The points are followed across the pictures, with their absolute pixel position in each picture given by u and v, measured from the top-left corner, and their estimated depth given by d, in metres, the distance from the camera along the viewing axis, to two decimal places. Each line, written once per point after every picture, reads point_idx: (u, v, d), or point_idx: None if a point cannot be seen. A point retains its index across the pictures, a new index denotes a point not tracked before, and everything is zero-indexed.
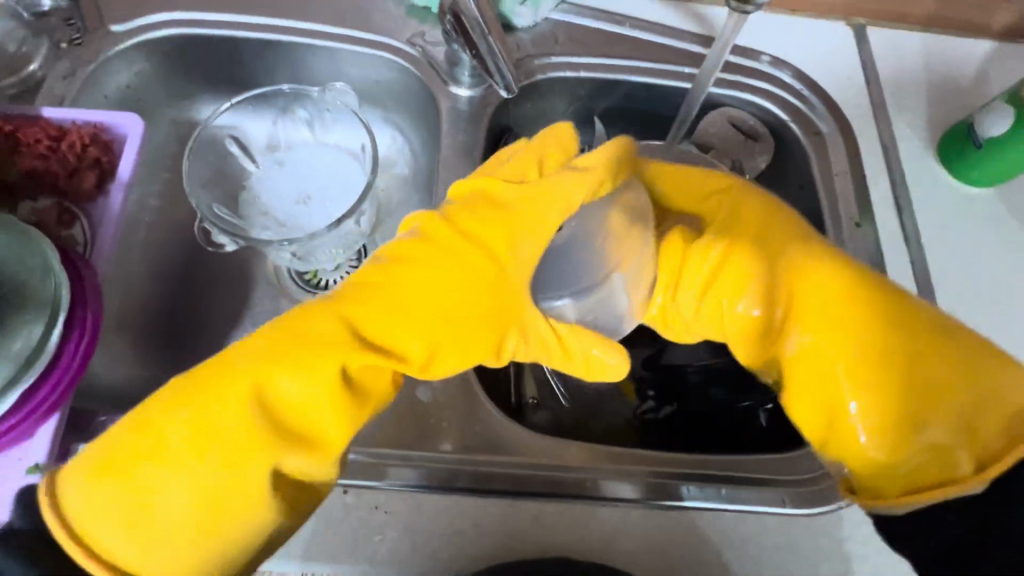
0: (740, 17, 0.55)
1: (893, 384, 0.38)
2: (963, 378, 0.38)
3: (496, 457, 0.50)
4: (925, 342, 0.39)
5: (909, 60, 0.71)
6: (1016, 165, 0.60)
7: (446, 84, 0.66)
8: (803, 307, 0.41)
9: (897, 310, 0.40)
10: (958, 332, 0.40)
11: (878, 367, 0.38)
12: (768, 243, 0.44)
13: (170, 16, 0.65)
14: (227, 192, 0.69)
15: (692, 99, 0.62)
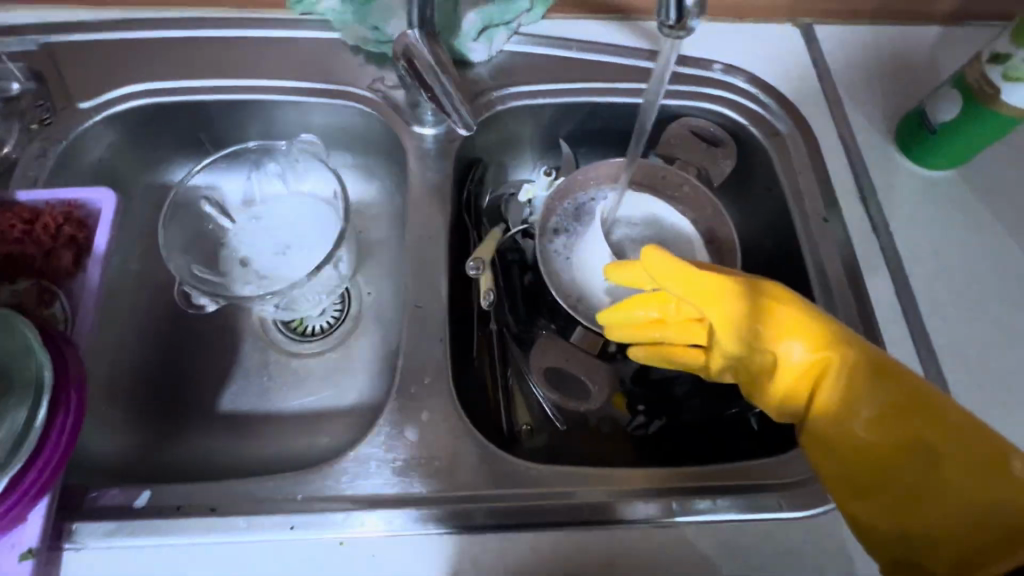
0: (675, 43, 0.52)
1: (911, 490, 0.46)
2: (981, 490, 0.43)
3: (493, 490, 0.51)
4: (947, 458, 0.44)
5: (859, 54, 0.73)
6: (970, 149, 0.61)
7: (410, 125, 0.68)
8: (845, 414, 0.48)
9: (906, 425, 0.46)
10: (968, 437, 0.44)
11: (900, 472, 0.46)
12: (801, 366, 0.50)
13: (135, 88, 0.66)
14: (207, 252, 0.71)
15: (645, 117, 0.61)
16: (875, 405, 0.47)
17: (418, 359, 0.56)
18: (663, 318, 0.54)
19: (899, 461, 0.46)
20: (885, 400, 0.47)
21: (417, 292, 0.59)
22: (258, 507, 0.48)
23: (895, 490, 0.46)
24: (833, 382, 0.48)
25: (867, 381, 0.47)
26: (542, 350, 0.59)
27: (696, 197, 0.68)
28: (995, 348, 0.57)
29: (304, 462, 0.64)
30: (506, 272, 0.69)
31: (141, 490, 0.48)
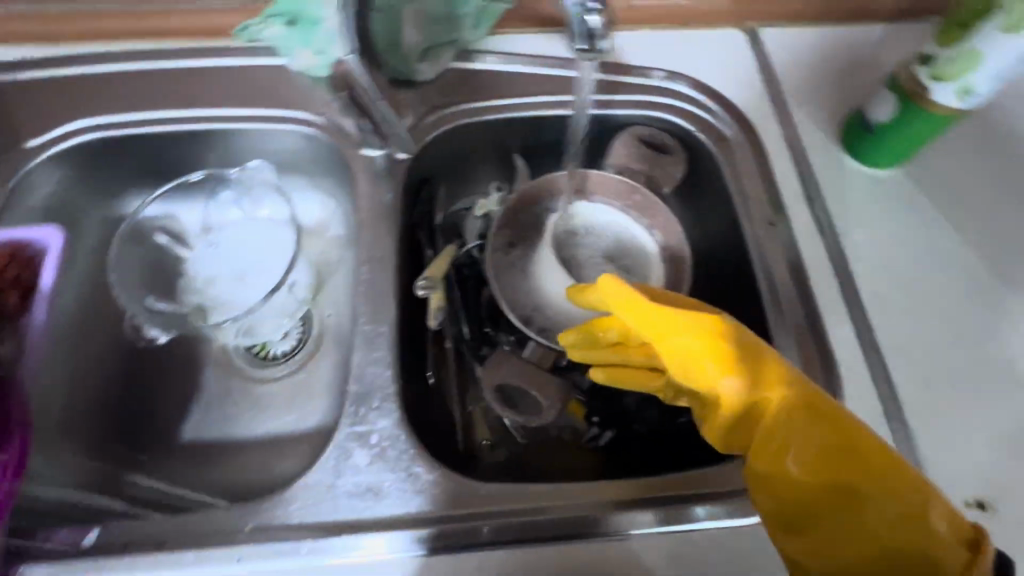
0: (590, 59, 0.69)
1: (841, 533, 0.46)
2: (900, 537, 0.44)
3: (476, 509, 0.51)
4: (876, 504, 0.45)
5: (804, 55, 0.73)
6: (911, 148, 0.62)
7: (358, 147, 0.68)
8: (781, 453, 0.48)
9: (840, 470, 0.46)
10: (896, 485, 0.45)
11: (830, 515, 0.46)
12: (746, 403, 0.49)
13: (82, 123, 0.67)
14: (164, 282, 0.71)
15: (575, 125, 0.71)
16: (812, 447, 0.47)
17: (369, 382, 0.56)
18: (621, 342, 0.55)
19: (828, 498, 0.46)
20: (821, 443, 0.47)
21: (367, 314, 0.59)
22: (208, 540, 0.48)
23: (825, 531, 0.46)
24: (774, 421, 0.48)
25: (812, 423, 0.47)
26: (495, 365, 0.59)
27: (647, 205, 0.69)
28: (941, 345, 0.58)
29: (268, 488, 0.64)
30: (462, 287, 0.68)
31: (90, 529, 0.48)
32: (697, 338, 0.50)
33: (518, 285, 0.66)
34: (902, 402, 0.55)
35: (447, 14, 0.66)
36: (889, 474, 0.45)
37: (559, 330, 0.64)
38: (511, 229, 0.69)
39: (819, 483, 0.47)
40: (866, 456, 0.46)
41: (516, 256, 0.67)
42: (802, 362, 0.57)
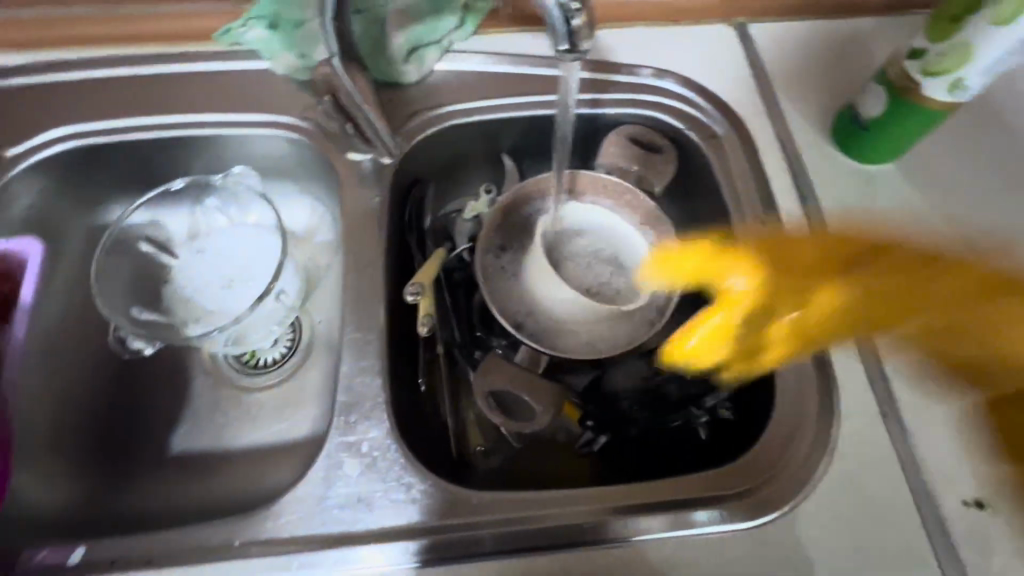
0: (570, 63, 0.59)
1: (999, 360, 0.54)
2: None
3: (473, 518, 0.50)
4: (1010, 327, 0.53)
5: (794, 50, 0.72)
6: (901, 142, 0.61)
7: (344, 151, 0.67)
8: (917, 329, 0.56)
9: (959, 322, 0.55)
10: (999, 292, 0.55)
11: (963, 344, 0.55)
12: (860, 316, 0.57)
13: (62, 131, 0.65)
14: (149, 291, 0.70)
15: (563, 122, 0.65)
16: (935, 322, 0.56)
17: (358, 391, 0.55)
18: (727, 319, 0.59)
19: (975, 359, 0.55)
20: (937, 322, 0.56)
21: (356, 322, 0.58)
22: (197, 555, 0.48)
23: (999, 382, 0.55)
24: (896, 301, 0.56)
25: (928, 283, 0.55)
26: (486, 372, 0.59)
27: (639, 205, 0.68)
28: (935, 342, 0.57)
29: (260, 499, 0.64)
30: (451, 292, 0.67)
31: (76, 546, 0.47)
32: (767, 281, 0.58)
33: (508, 288, 0.66)
34: (895, 400, 0.55)
35: (430, 16, 0.68)
36: (989, 300, 0.54)
37: (551, 334, 0.64)
38: (501, 232, 0.69)
39: (953, 350, 0.56)
40: (968, 285, 0.55)
41: (506, 259, 0.68)
42: (795, 361, 0.56)
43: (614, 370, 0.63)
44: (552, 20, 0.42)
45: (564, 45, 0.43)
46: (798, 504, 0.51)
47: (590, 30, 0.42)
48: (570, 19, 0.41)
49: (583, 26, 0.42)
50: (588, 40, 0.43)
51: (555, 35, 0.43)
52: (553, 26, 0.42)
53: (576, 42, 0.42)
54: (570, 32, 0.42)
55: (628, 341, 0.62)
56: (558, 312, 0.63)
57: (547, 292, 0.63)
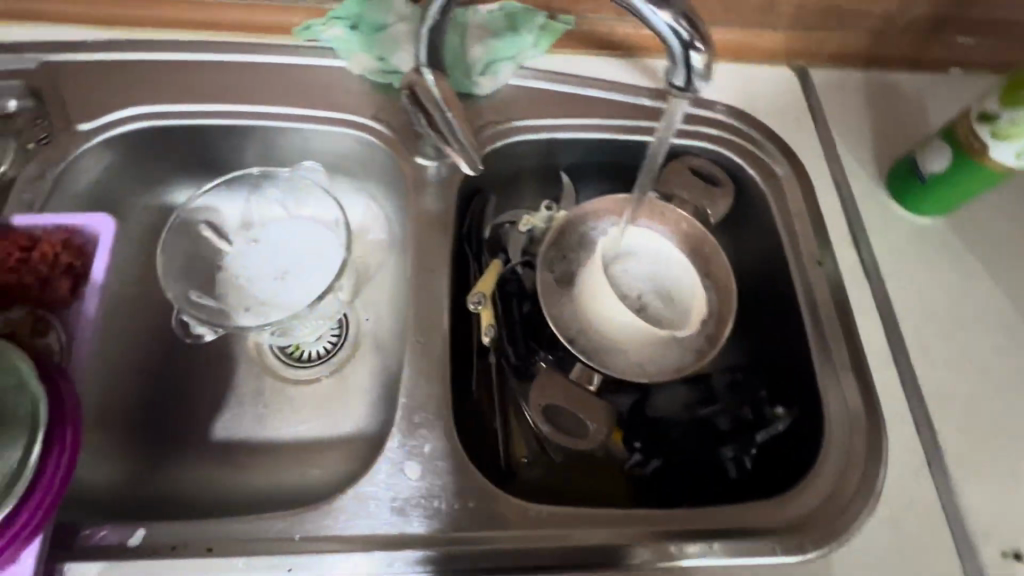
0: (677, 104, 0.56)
1: None
2: None
3: (527, 531, 0.51)
4: None
5: (854, 98, 0.75)
6: (956, 199, 0.63)
7: (412, 155, 0.68)
8: None
9: None
10: None
11: None
12: None
13: (136, 110, 0.66)
14: (203, 275, 0.70)
15: (655, 154, 0.65)
16: None
17: (419, 394, 0.56)
18: None
19: None
20: None
21: (419, 326, 0.59)
22: (256, 547, 0.48)
23: None
24: None
25: None
26: (541, 387, 0.59)
27: (693, 235, 0.69)
28: (979, 394, 0.59)
29: (300, 494, 0.63)
30: (504, 302, 0.68)
31: (136, 528, 0.48)
32: None
33: (561, 302, 0.66)
34: (941, 447, 0.56)
35: (507, 32, 0.69)
36: None
37: (600, 352, 0.64)
38: (557, 249, 0.70)
39: None
40: None
41: (560, 272, 0.69)
42: (843, 401, 0.58)
43: (657, 394, 0.64)
44: (673, 59, 0.43)
45: (679, 83, 0.45)
46: (843, 542, 0.52)
47: (709, 73, 0.44)
48: (691, 61, 0.43)
49: (701, 69, 0.43)
50: (704, 80, 0.44)
51: (673, 72, 0.44)
52: (672, 62, 0.44)
53: (692, 82, 0.44)
54: (688, 73, 0.43)
55: (677, 367, 0.64)
56: (613, 332, 0.64)
57: (605, 309, 0.63)
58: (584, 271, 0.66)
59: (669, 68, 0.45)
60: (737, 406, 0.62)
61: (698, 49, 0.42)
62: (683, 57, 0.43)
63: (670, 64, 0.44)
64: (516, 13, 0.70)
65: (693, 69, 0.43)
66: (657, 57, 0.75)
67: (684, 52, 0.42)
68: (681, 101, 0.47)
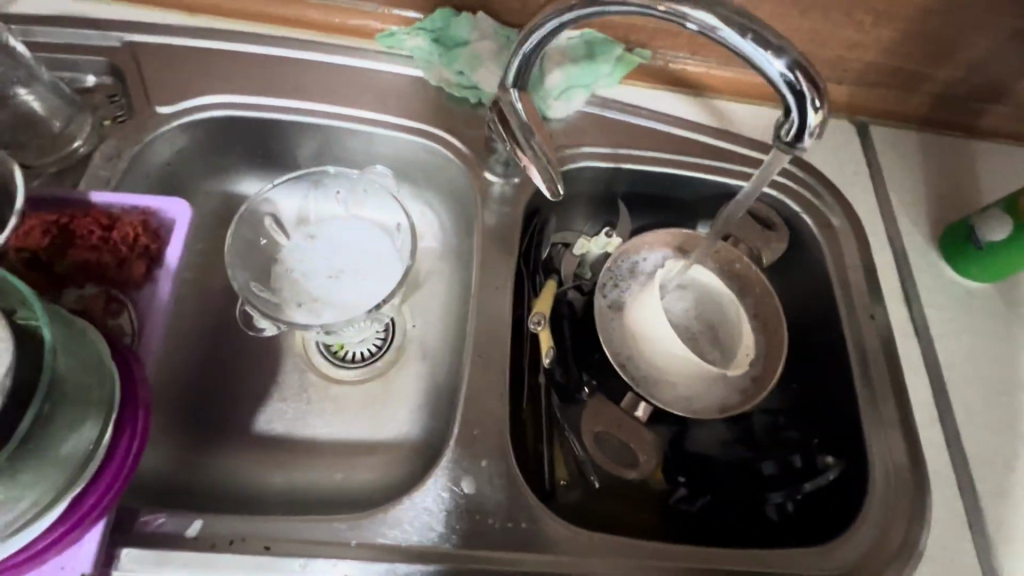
0: (779, 156, 0.53)
1: None
2: None
3: (578, 558, 0.52)
4: None
5: (911, 157, 0.76)
6: (1008, 267, 0.65)
7: (481, 170, 0.69)
8: None
9: None
10: None
11: None
12: None
13: (214, 97, 0.66)
14: (259, 267, 0.70)
15: (743, 198, 0.61)
16: None
17: (477, 411, 0.57)
18: None
19: None
20: None
21: (480, 343, 0.60)
22: (312, 549, 0.48)
23: None
24: None
25: None
26: (594, 413, 0.64)
27: (747, 276, 0.70)
28: (1020, 462, 0.60)
29: (340, 496, 0.63)
30: (554, 323, 0.69)
31: (193, 520, 0.48)
32: None
33: (613, 327, 0.67)
34: (981, 511, 0.58)
35: (585, 60, 0.70)
36: None
37: (648, 382, 0.64)
38: (611, 274, 0.70)
39: None
40: None
41: (613, 298, 0.69)
42: (887, 456, 0.59)
43: (699, 430, 0.65)
44: (787, 113, 0.46)
45: (790, 137, 0.47)
46: None
47: (821, 128, 0.46)
48: (805, 117, 0.45)
49: (815, 126, 0.46)
50: (815, 136, 0.47)
51: (785, 126, 0.47)
52: (787, 116, 0.46)
53: (802, 137, 0.47)
54: (801, 129, 0.46)
55: (721, 406, 0.64)
56: (662, 364, 0.64)
57: (656, 337, 0.63)
58: (637, 296, 0.66)
59: (780, 122, 0.48)
60: (784, 453, 0.62)
61: (814, 107, 0.44)
62: (798, 111, 0.45)
63: (783, 118, 0.47)
64: (595, 42, 0.71)
65: (806, 124, 0.46)
66: (724, 98, 0.76)
67: (798, 108, 0.44)
68: (787, 153, 0.49)
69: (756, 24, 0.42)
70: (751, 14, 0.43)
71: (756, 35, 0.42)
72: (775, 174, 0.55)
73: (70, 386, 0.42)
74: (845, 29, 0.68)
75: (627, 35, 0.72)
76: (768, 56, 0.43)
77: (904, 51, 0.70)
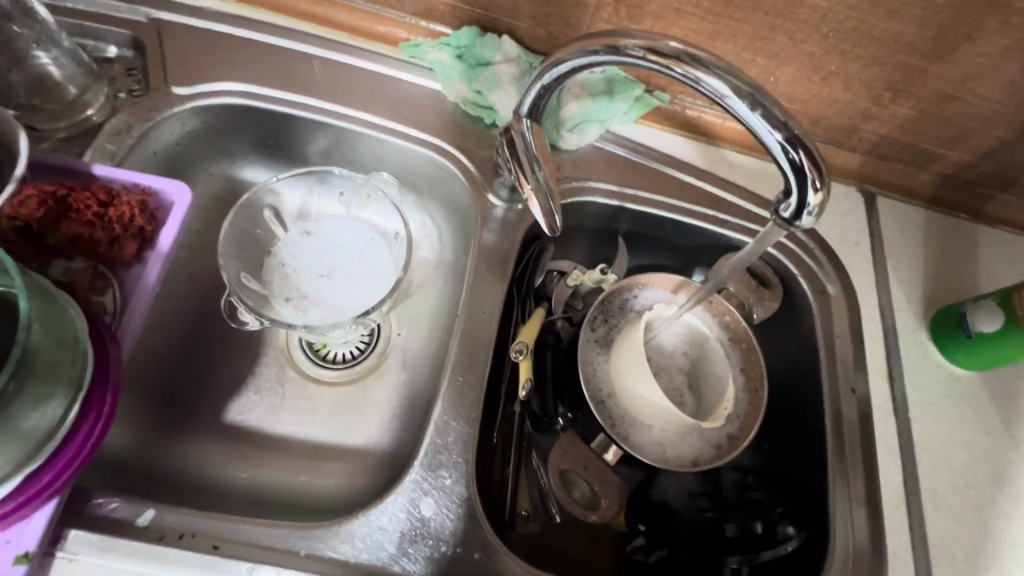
0: (776, 228, 0.52)
1: None
2: None
3: None
4: None
5: (914, 234, 0.76)
6: (996, 358, 0.65)
7: (485, 191, 0.69)
8: None
9: None
10: None
11: None
12: None
13: (231, 85, 0.67)
14: (252, 258, 0.70)
15: (743, 256, 0.59)
16: None
17: (447, 434, 0.57)
18: None
19: None
20: None
21: (460, 365, 0.60)
22: (261, 554, 0.49)
23: None
24: None
25: None
26: (563, 451, 0.63)
27: (736, 331, 0.70)
28: (981, 557, 0.60)
29: (300, 499, 0.63)
30: (537, 353, 0.68)
31: (146, 509, 0.48)
32: None
33: (596, 363, 0.68)
34: None
35: (604, 96, 0.70)
36: None
37: (626, 426, 0.65)
38: (603, 310, 0.70)
39: None
40: None
41: (601, 333, 0.69)
42: (848, 532, 0.60)
43: (665, 481, 0.64)
44: (787, 191, 0.47)
45: (787, 215, 0.48)
46: None
47: (819, 209, 0.47)
48: (805, 196, 0.46)
49: (814, 206, 0.47)
50: (813, 216, 0.47)
51: (784, 203, 0.48)
52: (787, 194, 0.47)
53: (800, 215, 0.48)
54: (799, 208, 0.47)
55: (692, 459, 0.65)
56: (639, 409, 0.64)
57: (631, 384, 0.64)
58: (619, 336, 0.67)
59: (780, 198, 0.49)
60: (746, 518, 0.63)
61: (814, 187, 0.45)
62: (798, 191, 0.46)
63: (783, 195, 0.48)
64: (616, 80, 0.71)
65: (805, 204, 0.47)
66: (736, 150, 0.77)
67: (798, 186, 0.46)
68: (784, 229, 0.50)
69: (766, 99, 0.43)
70: (762, 87, 0.44)
71: (764, 109, 0.44)
72: (777, 240, 0.54)
73: (37, 363, 0.42)
74: (862, 101, 0.68)
75: (649, 78, 0.72)
76: (772, 130, 0.44)
77: (919, 130, 0.70)
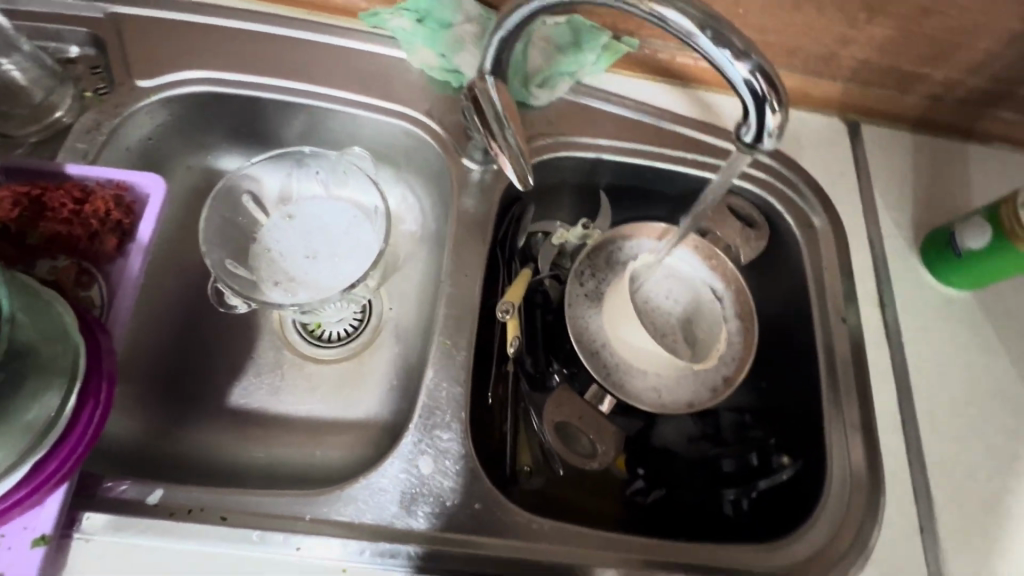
0: (740, 156, 0.52)
1: None
2: None
3: (539, 544, 0.53)
4: None
5: (902, 159, 0.75)
6: (987, 276, 0.64)
7: (460, 156, 0.69)
8: None
9: None
10: None
11: None
12: None
13: (195, 72, 0.66)
14: (239, 246, 0.71)
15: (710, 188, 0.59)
16: None
17: (440, 396, 0.58)
18: None
19: None
20: None
21: (448, 330, 0.61)
22: (269, 522, 0.51)
23: None
24: None
25: None
26: (557, 404, 0.64)
27: (723, 272, 0.69)
28: (979, 472, 0.61)
29: (307, 473, 0.65)
30: (527, 312, 0.69)
31: (155, 488, 0.51)
32: None
33: (587, 316, 0.68)
34: (936, 519, 0.58)
35: (570, 48, 0.69)
36: None
37: (620, 375, 0.66)
38: (590, 263, 0.71)
39: None
40: None
41: (590, 287, 0.70)
42: (844, 457, 0.60)
43: (663, 424, 0.66)
44: (747, 115, 0.46)
45: (749, 138, 0.48)
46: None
47: (779, 130, 0.46)
48: (764, 118, 0.46)
49: (773, 129, 0.46)
50: (773, 137, 0.47)
51: (744, 126, 0.47)
52: (746, 118, 0.47)
53: (762, 138, 0.47)
54: (760, 131, 0.47)
55: (689, 402, 0.66)
56: (633, 356, 0.65)
57: (625, 335, 0.64)
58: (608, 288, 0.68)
59: (740, 122, 0.48)
60: (742, 452, 0.64)
61: (773, 110, 0.45)
62: (756, 114, 0.46)
63: (742, 119, 0.47)
64: (583, 29, 0.69)
65: (764, 126, 0.46)
66: (712, 91, 0.75)
67: (758, 111, 0.45)
68: (749, 154, 0.50)
69: (722, 25, 0.42)
70: (718, 16, 0.43)
71: (722, 39, 0.42)
72: (741, 169, 0.55)
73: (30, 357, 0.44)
74: (836, 25, 0.66)
75: (616, 23, 0.70)
76: (731, 60, 0.43)
77: (898, 49, 0.68)
